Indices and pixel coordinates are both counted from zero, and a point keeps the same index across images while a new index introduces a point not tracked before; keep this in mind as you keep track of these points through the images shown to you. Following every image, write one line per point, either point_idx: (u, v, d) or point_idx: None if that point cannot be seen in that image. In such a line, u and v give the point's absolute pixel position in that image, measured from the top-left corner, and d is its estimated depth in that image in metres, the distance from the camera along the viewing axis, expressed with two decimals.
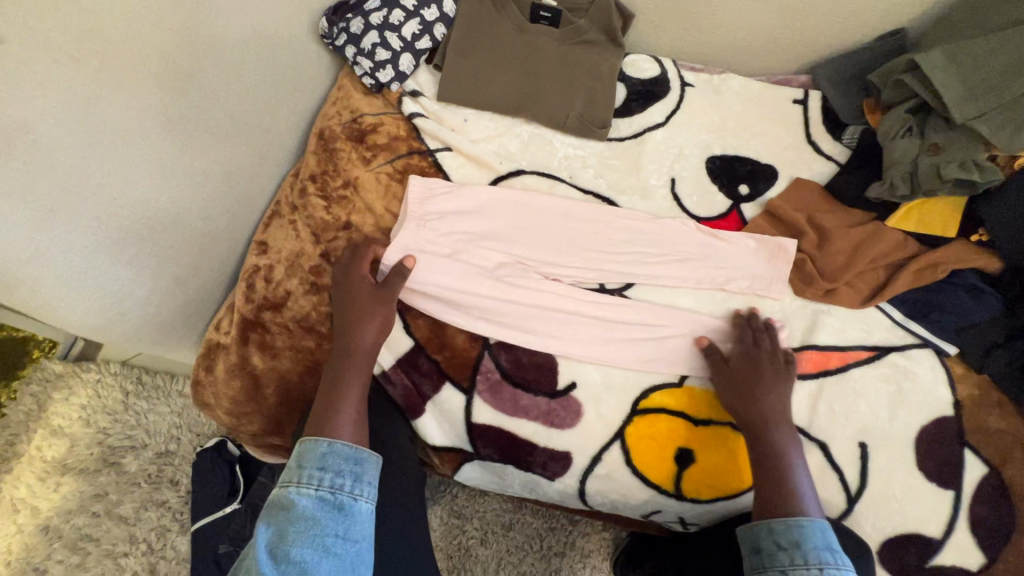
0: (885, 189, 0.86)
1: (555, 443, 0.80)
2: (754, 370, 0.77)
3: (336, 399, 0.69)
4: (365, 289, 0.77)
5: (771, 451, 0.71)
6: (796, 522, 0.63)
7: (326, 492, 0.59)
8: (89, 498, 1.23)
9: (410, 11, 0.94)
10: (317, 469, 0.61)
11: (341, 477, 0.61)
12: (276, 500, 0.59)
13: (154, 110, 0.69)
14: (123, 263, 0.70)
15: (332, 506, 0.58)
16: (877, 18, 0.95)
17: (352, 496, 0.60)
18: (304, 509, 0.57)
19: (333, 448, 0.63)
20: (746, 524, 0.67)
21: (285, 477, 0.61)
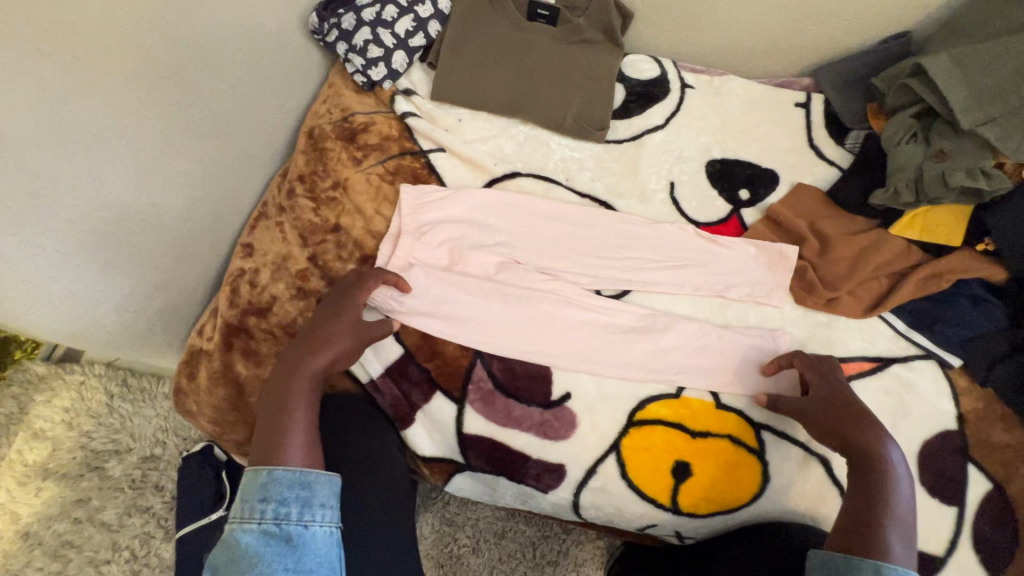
0: (888, 196, 0.84)
1: (548, 454, 0.77)
2: (842, 397, 0.70)
3: (283, 420, 0.63)
4: (342, 306, 0.72)
5: (869, 482, 0.63)
6: (907, 575, 0.55)
7: (270, 526, 0.56)
8: (72, 503, 1.20)
9: (404, 7, 0.91)
10: (258, 502, 0.57)
11: (287, 505, 0.57)
12: (227, 538, 0.57)
13: (132, 107, 0.66)
14: (98, 267, 0.67)
15: (277, 539, 0.55)
16: (882, 20, 0.93)
17: (299, 525, 0.56)
18: (248, 547, 0.55)
19: (274, 476, 0.58)
20: (844, 556, 0.57)
21: (231, 513, 0.58)
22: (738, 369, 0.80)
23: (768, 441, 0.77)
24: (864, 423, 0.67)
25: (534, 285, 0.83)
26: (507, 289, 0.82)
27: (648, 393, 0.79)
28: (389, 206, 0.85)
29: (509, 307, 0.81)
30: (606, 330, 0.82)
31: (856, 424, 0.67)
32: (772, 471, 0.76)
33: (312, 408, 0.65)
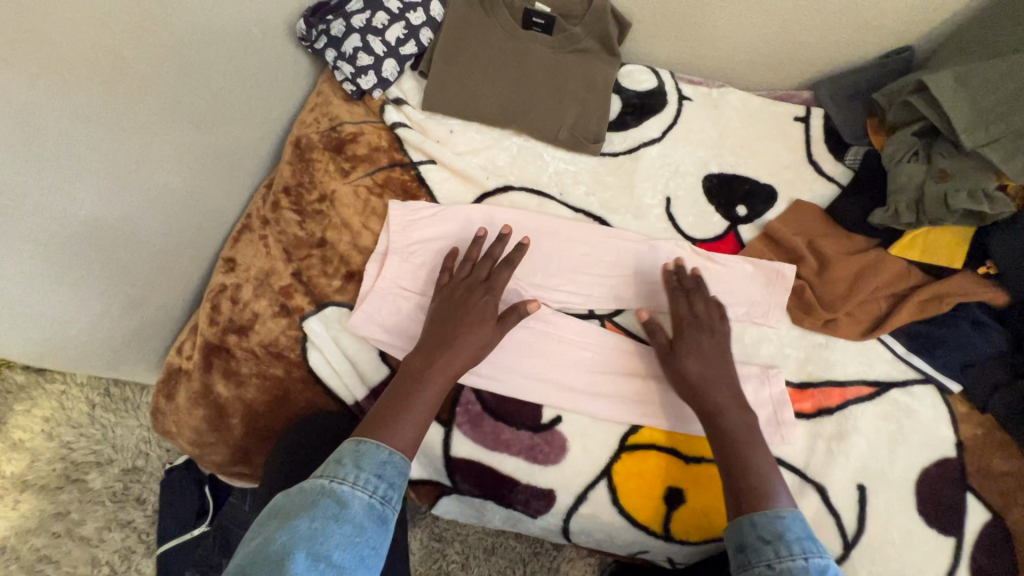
0: (889, 216, 0.82)
1: (538, 479, 0.75)
2: (679, 360, 0.73)
3: (404, 409, 0.62)
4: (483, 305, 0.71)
5: (725, 441, 0.67)
6: (781, 513, 0.59)
7: (376, 500, 0.54)
8: (50, 517, 1.16)
9: (395, 14, 0.89)
10: (374, 476, 0.55)
11: (393, 490, 0.56)
12: (318, 491, 0.53)
13: (103, 118, 0.63)
14: (68, 285, 0.63)
15: (377, 517, 0.53)
16: (883, 35, 0.91)
17: (396, 512, 0.55)
18: (354, 513, 0.52)
19: (393, 458, 0.58)
20: (730, 522, 0.61)
21: (335, 471, 0.55)
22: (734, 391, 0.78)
23: None
24: (697, 380, 0.71)
25: (527, 305, 0.80)
26: (499, 308, 0.79)
27: (641, 417, 0.76)
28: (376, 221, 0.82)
29: (501, 328, 0.79)
30: (598, 351, 0.80)
31: (706, 387, 0.71)
32: None
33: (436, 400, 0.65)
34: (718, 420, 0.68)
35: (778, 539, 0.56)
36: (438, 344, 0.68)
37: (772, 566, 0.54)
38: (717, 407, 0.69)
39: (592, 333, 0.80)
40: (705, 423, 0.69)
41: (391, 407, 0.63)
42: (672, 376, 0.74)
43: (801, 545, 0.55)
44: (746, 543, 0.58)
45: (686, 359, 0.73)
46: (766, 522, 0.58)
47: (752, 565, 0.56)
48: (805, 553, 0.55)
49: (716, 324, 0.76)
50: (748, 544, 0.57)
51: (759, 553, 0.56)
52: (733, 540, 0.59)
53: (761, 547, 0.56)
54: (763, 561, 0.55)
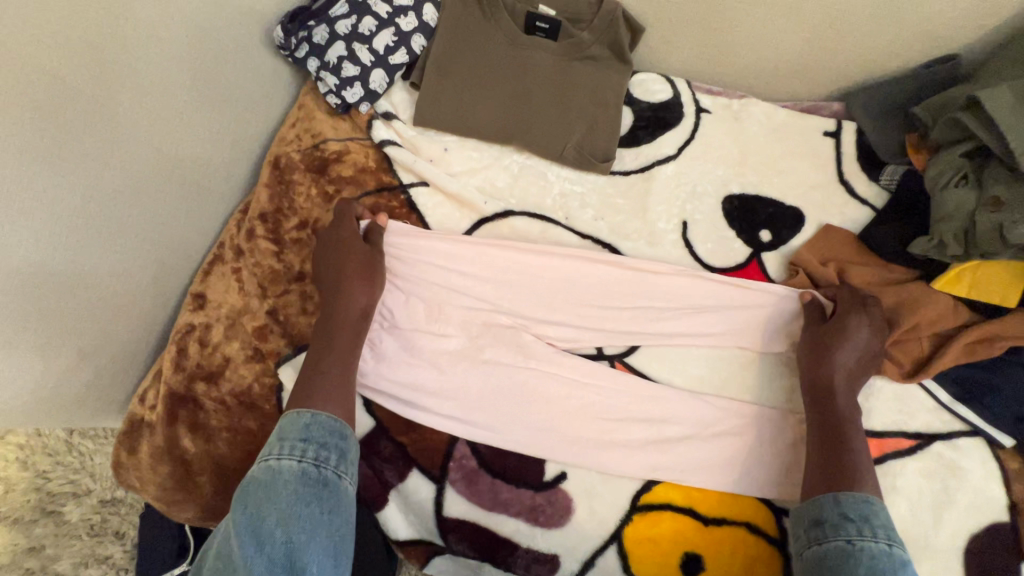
0: (931, 247, 0.74)
1: (540, 544, 0.68)
2: (828, 338, 0.69)
3: (316, 372, 0.63)
4: (352, 248, 0.70)
5: (832, 422, 0.66)
6: (866, 498, 0.60)
7: (309, 465, 0.54)
8: (23, 553, 1.10)
9: (383, 19, 0.80)
10: (300, 441, 0.56)
11: (326, 450, 0.56)
12: (254, 475, 0.53)
13: (41, 151, 0.55)
14: (6, 340, 0.56)
15: (316, 480, 0.53)
16: (926, 42, 0.82)
17: (336, 472, 0.55)
18: (288, 483, 0.52)
19: (316, 419, 0.58)
20: (806, 499, 0.62)
21: (263, 451, 0.55)
22: (761, 443, 0.70)
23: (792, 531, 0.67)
24: (835, 360, 0.68)
25: (528, 347, 0.72)
26: (497, 350, 0.71)
27: (656, 473, 0.69)
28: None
29: (498, 373, 0.70)
30: (609, 397, 0.71)
31: (831, 362, 0.68)
32: None
33: (348, 351, 0.66)
34: (835, 401, 0.67)
35: (862, 520, 0.57)
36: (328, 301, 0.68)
37: (852, 542, 0.56)
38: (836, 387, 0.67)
39: (600, 377, 0.72)
40: (817, 399, 0.68)
41: (302, 380, 0.62)
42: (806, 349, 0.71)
43: (886, 532, 0.57)
44: (825, 518, 0.59)
45: (838, 337, 0.69)
46: (854, 502, 0.59)
47: (830, 538, 0.57)
48: (887, 538, 0.56)
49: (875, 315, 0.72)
50: (828, 520, 0.58)
51: (838, 529, 0.57)
52: (811, 513, 0.60)
53: (843, 524, 0.57)
54: (843, 538, 0.56)
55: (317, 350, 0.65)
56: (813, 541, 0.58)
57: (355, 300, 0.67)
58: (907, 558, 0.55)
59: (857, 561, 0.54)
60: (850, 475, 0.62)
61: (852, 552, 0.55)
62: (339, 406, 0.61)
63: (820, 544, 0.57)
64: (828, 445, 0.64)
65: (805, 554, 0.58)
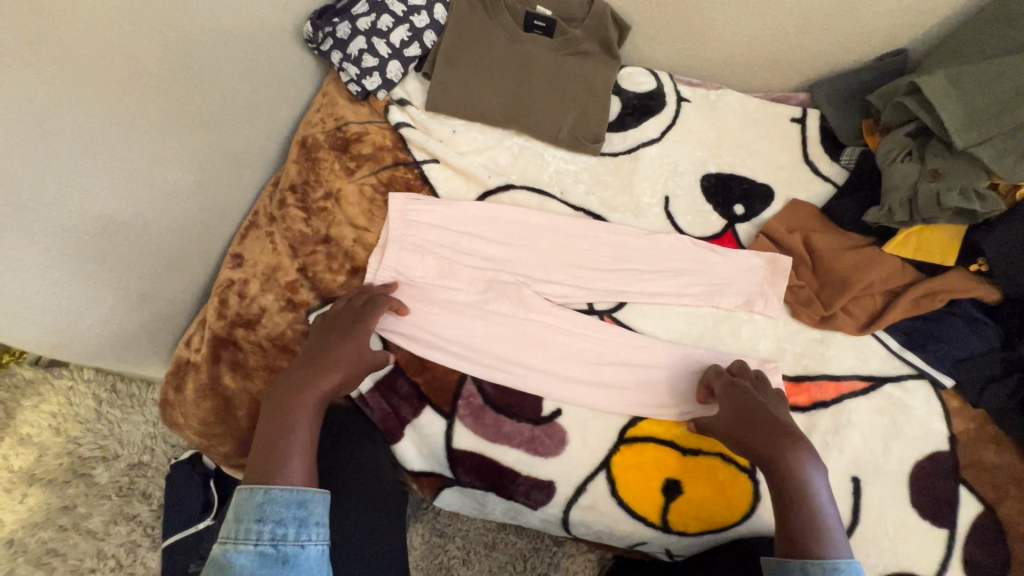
0: (883, 215, 0.83)
1: (538, 471, 0.77)
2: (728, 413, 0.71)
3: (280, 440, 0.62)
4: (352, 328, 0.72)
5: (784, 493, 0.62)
6: (836, 566, 0.55)
7: (265, 546, 0.54)
8: (57, 511, 1.18)
9: (399, 17, 0.91)
10: (255, 522, 0.55)
11: (284, 525, 0.56)
12: (216, 559, 0.54)
13: (116, 119, 0.65)
14: (81, 279, 0.65)
15: (274, 560, 0.54)
16: (877, 38, 0.93)
17: (297, 544, 0.55)
18: (243, 572, 0.53)
19: (270, 496, 0.57)
20: (770, 556, 0.59)
21: (222, 532, 0.56)
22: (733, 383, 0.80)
23: (760, 459, 0.77)
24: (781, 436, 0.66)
25: (526, 300, 0.81)
26: (500, 303, 0.81)
27: (640, 410, 0.78)
28: (380, 215, 0.85)
29: (502, 322, 0.80)
30: (599, 345, 0.81)
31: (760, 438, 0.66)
32: (764, 491, 0.76)
33: (314, 427, 0.65)
34: (778, 464, 0.64)
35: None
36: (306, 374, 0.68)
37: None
38: (777, 455, 0.64)
39: (591, 326, 0.82)
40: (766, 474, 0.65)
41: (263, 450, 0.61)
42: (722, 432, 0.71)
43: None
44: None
45: (737, 410, 0.70)
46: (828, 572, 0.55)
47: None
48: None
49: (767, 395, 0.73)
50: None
51: None
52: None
53: None
54: None
55: (281, 416, 0.64)
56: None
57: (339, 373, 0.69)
58: None
59: None
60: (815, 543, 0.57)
61: None
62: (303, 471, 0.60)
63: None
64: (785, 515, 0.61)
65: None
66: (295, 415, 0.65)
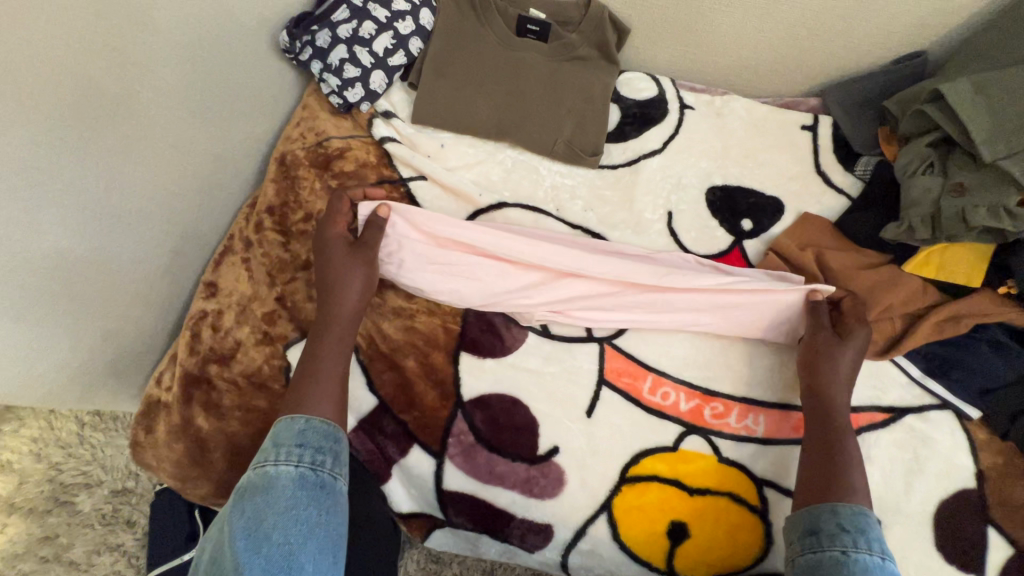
0: (902, 232, 0.78)
1: (535, 514, 0.72)
2: (831, 350, 0.72)
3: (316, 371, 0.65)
4: (337, 252, 0.72)
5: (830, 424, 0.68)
6: (861, 509, 0.61)
7: (306, 469, 0.56)
8: (37, 542, 1.13)
9: (383, 23, 0.85)
10: (295, 446, 0.58)
11: (322, 454, 0.58)
12: (251, 480, 0.55)
13: (70, 147, 0.59)
14: (34, 321, 0.60)
15: (313, 484, 0.56)
16: (895, 39, 0.87)
17: (332, 475, 0.58)
18: (285, 489, 0.54)
19: (311, 425, 0.60)
20: (800, 508, 0.63)
21: (259, 457, 0.57)
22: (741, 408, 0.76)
23: (772, 500, 0.72)
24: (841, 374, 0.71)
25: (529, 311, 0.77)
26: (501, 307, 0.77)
27: (643, 447, 0.73)
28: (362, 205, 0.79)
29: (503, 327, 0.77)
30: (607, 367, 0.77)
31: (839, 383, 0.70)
32: (775, 532, 0.71)
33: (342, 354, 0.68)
34: (832, 412, 0.69)
35: (858, 532, 0.59)
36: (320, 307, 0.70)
37: (848, 553, 0.57)
38: (837, 403, 0.70)
39: (606, 300, 0.78)
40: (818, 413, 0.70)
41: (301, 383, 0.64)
42: (806, 359, 0.73)
43: (879, 545, 0.58)
44: (822, 527, 0.60)
45: (838, 347, 0.72)
46: (850, 513, 0.60)
47: (825, 547, 0.58)
48: (880, 551, 0.58)
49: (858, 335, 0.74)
50: (824, 529, 0.60)
51: (833, 539, 0.59)
52: (808, 521, 0.61)
53: (839, 534, 0.59)
54: (838, 548, 0.58)
55: (309, 352, 0.67)
56: (807, 548, 0.59)
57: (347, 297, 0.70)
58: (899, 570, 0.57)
59: (850, 570, 0.55)
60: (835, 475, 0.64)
61: (846, 561, 0.56)
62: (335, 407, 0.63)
63: (814, 552, 0.59)
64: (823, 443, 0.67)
65: (799, 561, 0.59)
66: (321, 347, 0.67)
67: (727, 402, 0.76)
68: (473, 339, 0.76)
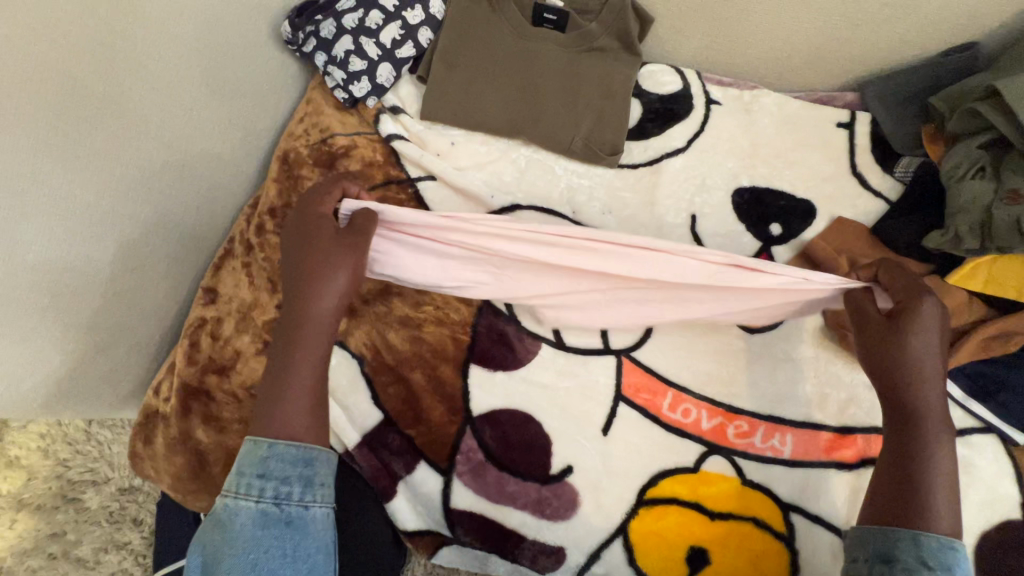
0: (946, 241, 0.72)
1: (546, 536, 0.68)
2: (888, 343, 0.59)
3: (284, 378, 0.57)
4: (317, 229, 0.62)
5: (908, 440, 0.57)
6: (950, 543, 0.53)
7: (268, 504, 0.52)
8: (46, 538, 1.13)
9: (390, 13, 0.80)
10: (258, 478, 0.53)
11: (288, 484, 0.54)
12: (216, 514, 0.53)
13: (55, 150, 0.56)
14: (24, 336, 0.58)
15: (276, 519, 0.52)
16: (944, 29, 0.80)
17: (300, 505, 0.54)
18: (243, 528, 0.51)
19: (276, 451, 0.54)
20: (871, 527, 0.56)
21: (225, 487, 0.54)
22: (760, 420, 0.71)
23: (799, 527, 0.67)
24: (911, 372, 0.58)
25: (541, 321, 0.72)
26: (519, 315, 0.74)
27: (661, 468, 0.69)
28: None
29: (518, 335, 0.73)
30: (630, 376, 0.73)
31: (920, 378, 0.58)
32: (802, 561, 0.66)
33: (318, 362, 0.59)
34: (917, 419, 0.58)
35: (945, 570, 0.52)
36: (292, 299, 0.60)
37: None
38: (924, 407, 0.58)
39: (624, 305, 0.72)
40: (896, 415, 0.59)
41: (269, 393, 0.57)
42: (869, 355, 0.61)
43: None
44: (899, 558, 0.53)
45: (891, 344, 0.59)
46: (938, 548, 0.53)
47: None
48: None
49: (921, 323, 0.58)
50: (902, 561, 0.53)
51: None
52: (879, 547, 0.54)
53: (920, 571, 0.52)
54: None
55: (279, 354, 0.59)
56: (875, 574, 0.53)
57: (333, 282, 0.60)
58: None
59: None
60: (917, 508, 0.55)
61: None
62: (308, 420, 0.57)
63: None
64: (898, 464, 0.57)
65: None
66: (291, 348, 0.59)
67: (753, 421, 0.71)
68: (483, 351, 0.72)
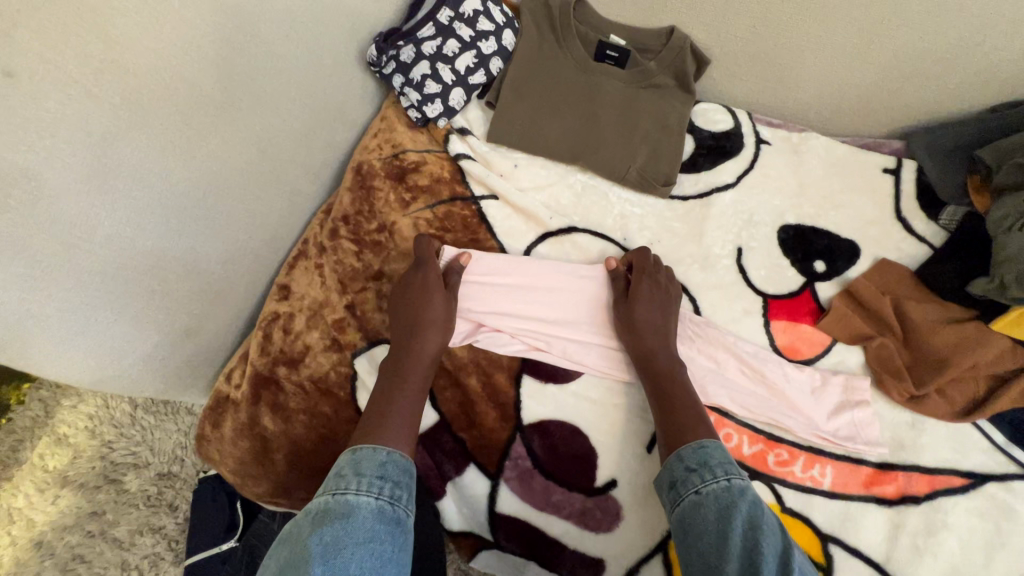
0: (991, 289, 0.73)
1: (587, 547, 0.70)
2: (629, 310, 0.73)
3: (388, 403, 0.63)
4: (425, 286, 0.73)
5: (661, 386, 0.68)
6: (701, 443, 0.61)
7: (386, 502, 0.53)
8: (86, 516, 1.09)
9: (466, 42, 0.86)
10: (376, 478, 0.55)
11: (400, 489, 0.55)
12: (326, 507, 0.51)
13: (178, 148, 0.63)
14: (128, 315, 0.64)
15: (390, 517, 0.53)
16: (992, 87, 0.84)
17: (407, 511, 0.55)
18: (365, 519, 0.51)
19: (393, 457, 0.57)
20: (661, 466, 0.63)
21: (335, 483, 0.54)
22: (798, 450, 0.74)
23: (839, 558, 0.68)
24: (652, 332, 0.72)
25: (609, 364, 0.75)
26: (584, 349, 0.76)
27: None
28: (451, 237, 0.82)
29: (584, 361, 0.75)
30: None
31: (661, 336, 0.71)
32: None
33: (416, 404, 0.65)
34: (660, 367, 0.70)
35: (702, 466, 0.59)
36: (399, 342, 0.69)
37: (699, 492, 0.57)
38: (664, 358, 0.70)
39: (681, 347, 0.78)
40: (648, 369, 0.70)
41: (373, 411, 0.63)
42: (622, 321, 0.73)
43: (724, 469, 0.58)
44: (674, 480, 0.60)
45: (627, 306, 0.73)
46: (692, 452, 0.61)
47: (683, 496, 0.58)
48: (726, 476, 0.58)
49: (654, 295, 0.74)
50: (678, 479, 0.60)
51: (687, 484, 0.59)
52: (666, 478, 0.61)
53: (688, 477, 0.59)
54: (693, 490, 0.58)
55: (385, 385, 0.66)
56: (671, 505, 0.59)
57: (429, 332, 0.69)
58: (747, 488, 0.57)
59: (705, 508, 0.55)
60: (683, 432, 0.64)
61: (700, 502, 0.56)
62: (406, 440, 0.61)
63: (677, 507, 0.58)
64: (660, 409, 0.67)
65: (670, 520, 0.58)
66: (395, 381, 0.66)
67: (793, 450, 0.74)
68: (536, 363, 0.76)
